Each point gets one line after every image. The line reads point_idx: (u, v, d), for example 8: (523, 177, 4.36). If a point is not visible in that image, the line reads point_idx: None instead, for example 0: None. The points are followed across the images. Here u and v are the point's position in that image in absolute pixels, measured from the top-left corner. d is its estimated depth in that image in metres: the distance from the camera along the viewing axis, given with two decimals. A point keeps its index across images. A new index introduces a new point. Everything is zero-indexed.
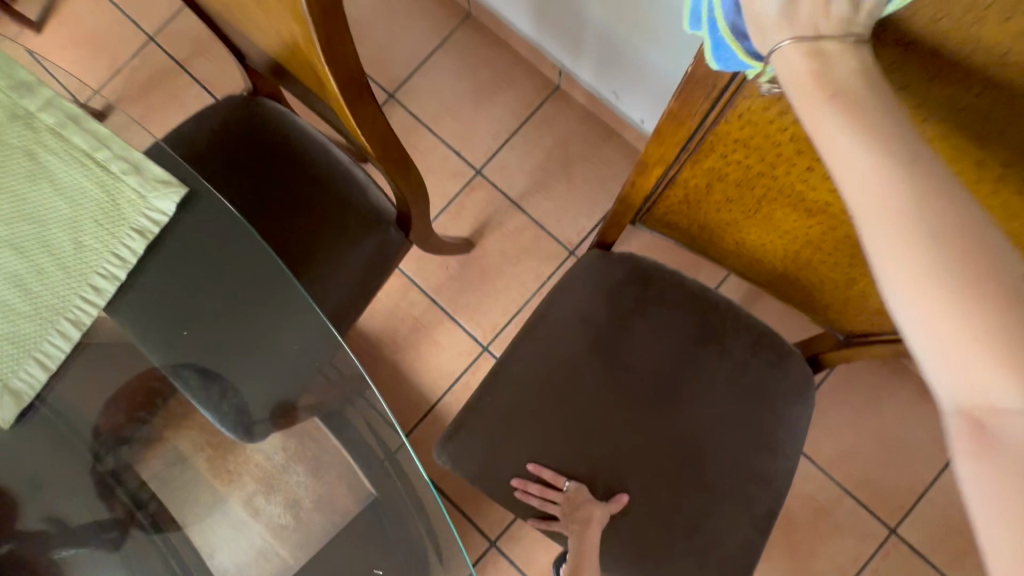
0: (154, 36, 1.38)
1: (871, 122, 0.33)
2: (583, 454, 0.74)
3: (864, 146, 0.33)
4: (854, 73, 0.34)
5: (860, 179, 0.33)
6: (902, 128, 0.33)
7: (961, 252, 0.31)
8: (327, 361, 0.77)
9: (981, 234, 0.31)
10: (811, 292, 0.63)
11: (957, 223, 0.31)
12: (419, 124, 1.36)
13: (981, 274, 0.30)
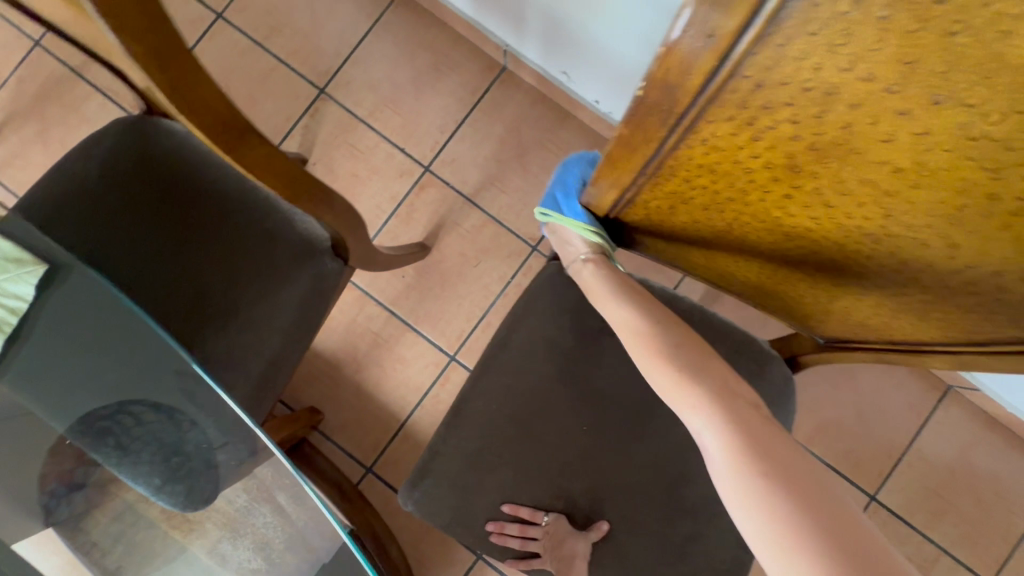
0: (38, 39, 1.20)
1: (610, 290, 0.58)
2: (558, 488, 0.68)
3: (614, 301, 0.58)
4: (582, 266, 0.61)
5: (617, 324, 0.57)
6: (615, 285, 0.59)
7: (654, 342, 0.53)
8: (249, 433, 0.68)
9: (696, 353, 0.52)
10: (791, 303, 0.57)
11: (643, 329, 0.54)
12: (356, 120, 1.24)
13: (689, 362, 0.51)
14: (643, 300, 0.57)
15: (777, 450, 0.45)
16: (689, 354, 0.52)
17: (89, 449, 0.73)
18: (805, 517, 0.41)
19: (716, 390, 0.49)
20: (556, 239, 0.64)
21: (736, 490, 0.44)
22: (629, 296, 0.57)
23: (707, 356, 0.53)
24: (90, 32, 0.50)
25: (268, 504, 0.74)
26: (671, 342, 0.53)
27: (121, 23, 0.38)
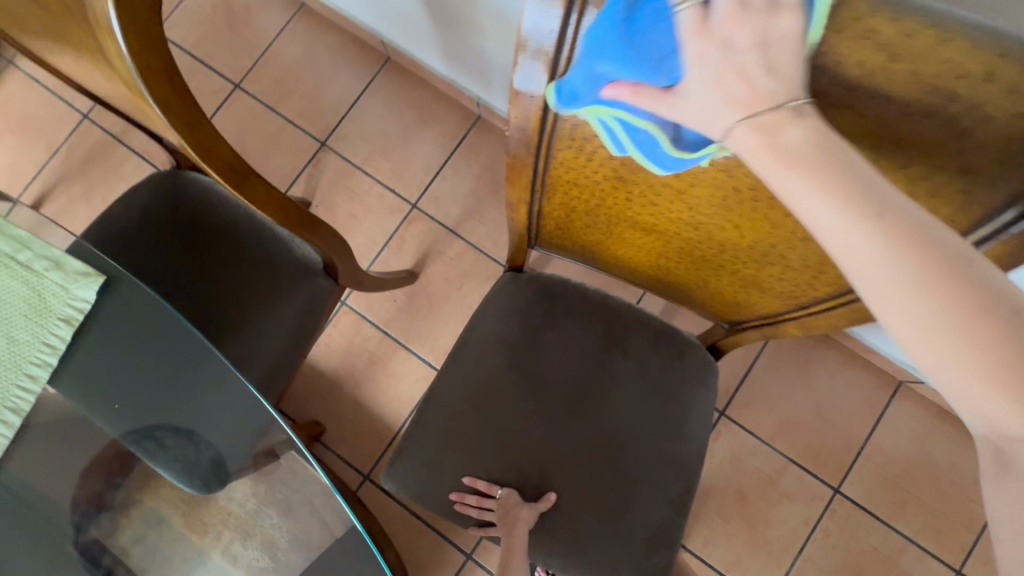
0: (88, 113, 1.43)
1: (829, 194, 0.35)
2: (511, 463, 0.80)
3: (855, 222, 0.35)
4: (805, 143, 0.35)
5: (858, 255, 0.35)
6: (907, 225, 0.34)
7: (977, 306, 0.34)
8: (265, 419, 0.81)
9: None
10: (688, 292, 0.71)
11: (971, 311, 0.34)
12: (352, 167, 1.43)
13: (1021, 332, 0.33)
14: (946, 257, 0.34)
15: None
16: None
17: (129, 444, 0.83)
18: None
19: None
20: (721, 66, 0.34)
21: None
22: (884, 215, 0.35)
23: None
24: (134, 108, 0.66)
25: (274, 509, 0.87)
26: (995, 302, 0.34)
27: (168, 108, 0.54)
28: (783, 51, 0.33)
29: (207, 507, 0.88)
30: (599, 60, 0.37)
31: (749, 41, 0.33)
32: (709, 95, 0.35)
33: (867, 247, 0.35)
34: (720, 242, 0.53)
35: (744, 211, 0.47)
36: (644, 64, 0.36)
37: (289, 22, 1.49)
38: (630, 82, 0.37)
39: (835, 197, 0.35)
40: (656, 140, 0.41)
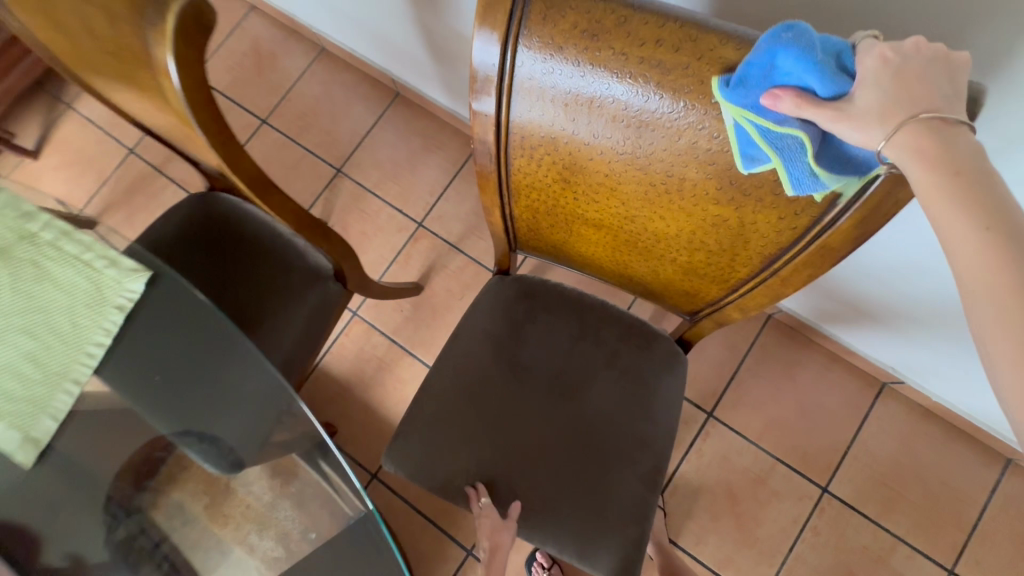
0: (134, 148, 1.61)
1: (947, 188, 0.38)
2: (496, 442, 0.90)
3: (965, 216, 0.37)
4: (953, 145, 0.38)
5: (960, 242, 0.38)
6: (1018, 226, 0.37)
7: None
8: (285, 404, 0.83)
9: None
10: (648, 286, 0.81)
11: None
12: (365, 190, 1.58)
13: None
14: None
15: None
16: None
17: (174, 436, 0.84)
18: None
19: None
20: (899, 79, 0.40)
21: None
22: (998, 218, 0.37)
23: None
24: (175, 132, 0.77)
25: (287, 501, 0.90)
26: None
27: (207, 130, 0.65)
28: (949, 76, 0.40)
29: (227, 498, 0.90)
30: (786, 53, 0.40)
31: (924, 60, 0.40)
32: (887, 93, 0.39)
33: (976, 235, 0.37)
34: (653, 232, 0.65)
35: (663, 204, 0.60)
36: (827, 67, 0.40)
37: (309, 65, 1.68)
38: (806, 83, 0.40)
39: (964, 207, 0.38)
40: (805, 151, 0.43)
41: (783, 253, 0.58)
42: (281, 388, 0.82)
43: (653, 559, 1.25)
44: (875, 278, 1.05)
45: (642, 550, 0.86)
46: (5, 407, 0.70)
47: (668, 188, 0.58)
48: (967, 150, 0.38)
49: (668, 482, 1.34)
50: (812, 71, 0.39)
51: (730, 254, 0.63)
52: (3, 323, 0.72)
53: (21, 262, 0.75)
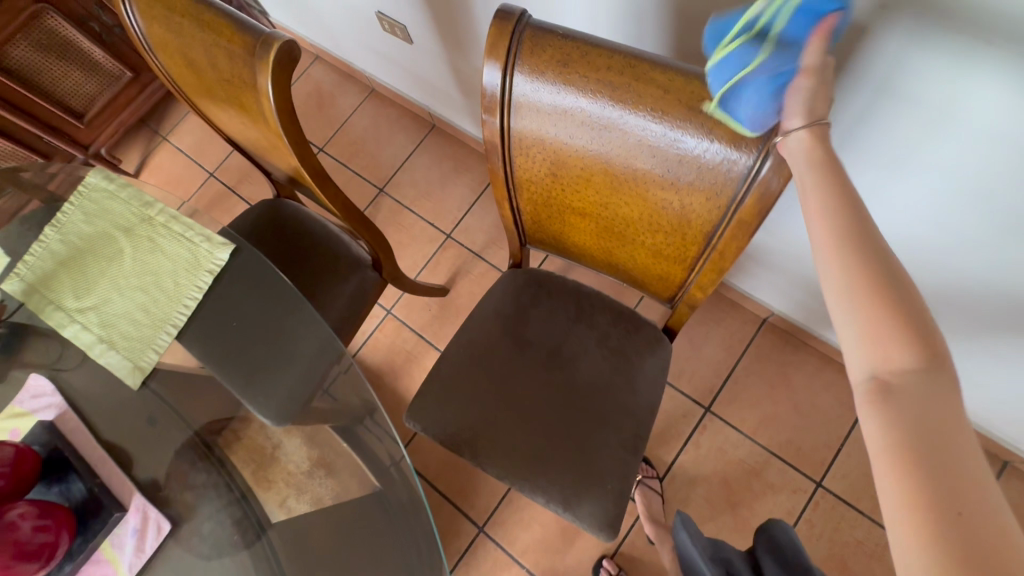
0: (213, 171, 1.92)
1: (808, 171, 0.53)
2: (498, 405, 1.03)
3: (817, 187, 0.52)
4: (824, 147, 0.53)
5: (811, 207, 0.52)
6: (843, 196, 0.51)
7: (869, 251, 0.48)
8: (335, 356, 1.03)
9: (901, 277, 0.47)
10: (633, 274, 0.94)
11: (867, 250, 0.48)
12: (403, 207, 1.81)
13: (893, 282, 0.47)
14: (879, 241, 0.49)
15: (953, 412, 0.43)
16: (900, 284, 0.47)
17: (235, 390, 0.99)
18: (920, 450, 0.42)
19: (920, 333, 0.45)
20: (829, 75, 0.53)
21: (880, 420, 0.45)
22: (835, 190, 0.51)
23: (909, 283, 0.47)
24: (259, 141, 0.99)
25: (321, 469, 1.05)
26: (883, 258, 0.48)
27: (288, 133, 0.86)
28: None
29: (268, 466, 0.99)
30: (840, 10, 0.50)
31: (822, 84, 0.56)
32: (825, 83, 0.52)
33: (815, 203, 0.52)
34: (624, 219, 0.79)
35: (627, 191, 0.75)
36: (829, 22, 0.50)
37: (361, 103, 1.97)
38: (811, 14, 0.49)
39: (817, 181, 0.52)
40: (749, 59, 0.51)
41: (717, 230, 0.71)
42: (331, 342, 1.03)
43: (651, 541, 1.34)
44: None
45: (624, 505, 0.96)
46: (124, 342, 0.92)
47: (628, 179, 0.73)
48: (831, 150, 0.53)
49: (666, 472, 1.44)
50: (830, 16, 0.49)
51: (682, 237, 0.76)
52: (125, 282, 0.95)
53: (142, 238, 0.99)
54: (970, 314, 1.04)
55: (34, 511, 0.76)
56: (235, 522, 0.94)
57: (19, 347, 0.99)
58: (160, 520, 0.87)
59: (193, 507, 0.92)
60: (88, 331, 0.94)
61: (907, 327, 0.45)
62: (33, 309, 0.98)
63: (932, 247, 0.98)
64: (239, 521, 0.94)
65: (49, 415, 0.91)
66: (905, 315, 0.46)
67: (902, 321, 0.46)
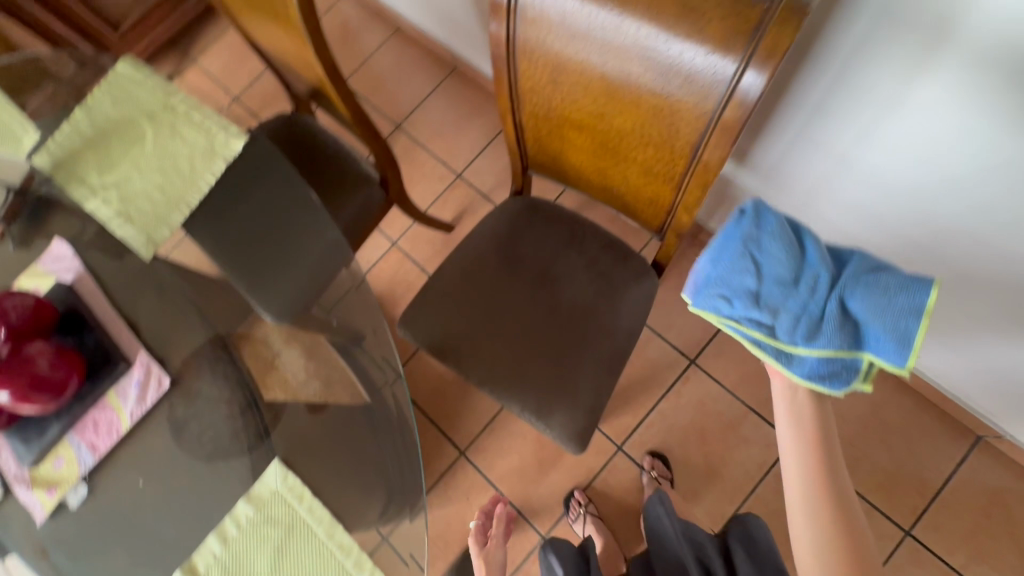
0: (237, 97, 1.97)
1: (788, 417, 0.79)
2: (484, 319, 1.07)
3: (792, 432, 0.78)
4: (801, 403, 0.79)
5: (787, 446, 0.78)
6: (813, 443, 0.76)
7: (825, 488, 0.73)
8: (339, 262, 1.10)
9: (846, 508, 0.72)
10: (626, 199, 0.97)
11: (824, 486, 0.74)
12: (416, 145, 1.84)
13: (839, 511, 0.72)
14: (835, 480, 0.74)
15: None
16: (844, 513, 0.72)
17: (239, 284, 1.03)
18: None
19: (851, 550, 0.70)
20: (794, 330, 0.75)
21: None
22: (807, 438, 0.76)
23: (853, 512, 0.73)
24: (281, 41, 1.03)
25: (316, 383, 1.03)
26: (835, 493, 0.73)
27: (308, 25, 0.90)
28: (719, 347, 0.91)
29: (269, 372, 1.02)
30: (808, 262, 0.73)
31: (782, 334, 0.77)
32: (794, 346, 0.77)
33: (791, 444, 0.77)
34: (620, 131, 0.83)
35: (622, 101, 0.78)
36: (880, 352, 0.68)
37: (386, 40, 1.99)
38: (859, 318, 0.69)
39: (793, 427, 0.78)
40: (775, 287, 0.72)
41: (702, 141, 0.75)
42: (338, 247, 1.10)
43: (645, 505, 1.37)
44: (844, 233, 1.18)
45: (595, 420, 1.01)
46: (139, 218, 0.98)
47: (625, 86, 0.76)
48: (801, 407, 0.78)
49: (645, 417, 1.47)
50: (884, 339, 0.67)
51: (672, 149, 0.79)
52: (144, 163, 1.01)
53: (164, 124, 1.04)
54: (946, 285, 1.08)
55: (50, 351, 0.83)
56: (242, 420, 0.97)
57: (44, 219, 1.06)
58: (160, 375, 0.94)
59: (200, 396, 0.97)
60: (108, 207, 1.00)
61: (844, 546, 0.70)
62: (58, 183, 1.04)
63: (907, 219, 1.04)
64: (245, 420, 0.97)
65: (67, 277, 0.98)
66: (841, 536, 0.71)
67: (841, 540, 0.71)
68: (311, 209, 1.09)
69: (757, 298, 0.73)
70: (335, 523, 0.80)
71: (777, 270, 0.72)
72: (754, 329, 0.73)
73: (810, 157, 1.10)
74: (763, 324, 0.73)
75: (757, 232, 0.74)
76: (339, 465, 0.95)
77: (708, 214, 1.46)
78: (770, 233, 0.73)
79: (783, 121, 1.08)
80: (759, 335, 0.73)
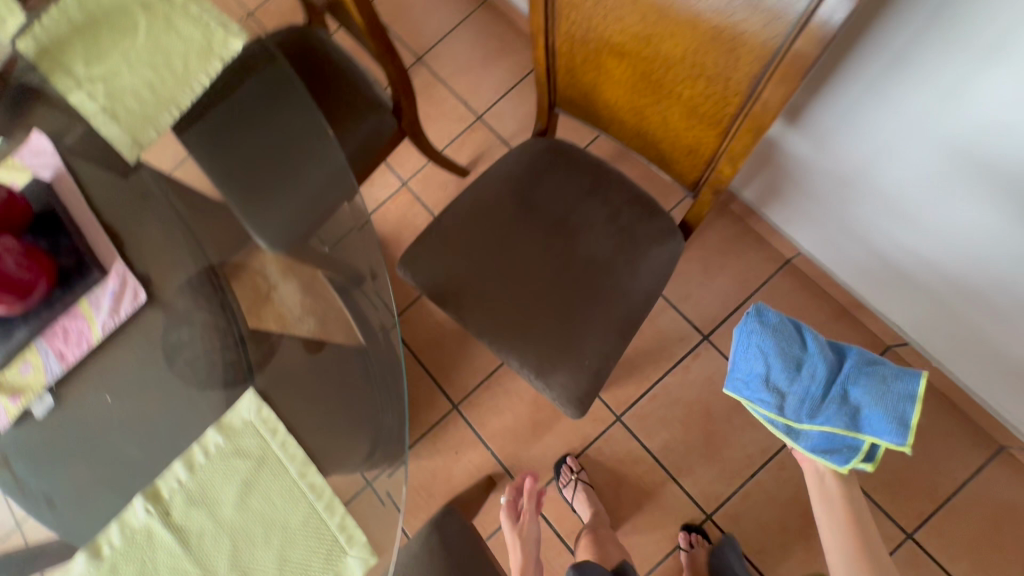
0: (251, 11, 1.84)
1: (817, 486, 1.04)
2: (491, 264, 0.99)
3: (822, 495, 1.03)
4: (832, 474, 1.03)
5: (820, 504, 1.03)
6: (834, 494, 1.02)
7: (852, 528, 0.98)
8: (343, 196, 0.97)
9: (868, 538, 0.97)
10: (660, 146, 0.87)
11: (847, 524, 0.99)
12: (437, 80, 1.72)
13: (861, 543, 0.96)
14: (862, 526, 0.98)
15: None
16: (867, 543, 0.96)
17: (235, 206, 0.97)
18: None
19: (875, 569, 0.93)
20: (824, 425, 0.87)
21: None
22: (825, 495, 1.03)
23: (874, 541, 0.96)
24: None
25: (310, 319, 0.95)
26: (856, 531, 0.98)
27: None
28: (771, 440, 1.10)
29: (261, 305, 0.95)
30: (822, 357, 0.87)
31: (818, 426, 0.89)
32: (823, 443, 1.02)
33: (822, 502, 1.03)
34: (668, 59, 0.72)
35: (675, 21, 0.67)
36: (881, 433, 0.82)
37: None
38: (861, 404, 0.84)
39: (821, 491, 1.03)
40: (782, 374, 0.86)
41: (761, 77, 0.65)
42: (342, 177, 0.98)
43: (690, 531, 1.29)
44: (896, 212, 1.06)
45: (598, 384, 0.94)
46: (126, 115, 0.90)
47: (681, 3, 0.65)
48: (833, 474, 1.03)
49: (649, 390, 1.40)
50: (882, 423, 0.82)
51: (726, 85, 0.69)
52: (133, 54, 0.91)
53: (158, 14, 0.94)
54: (997, 284, 0.99)
55: (17, 249, 0.75)
56: (226, 354, 0.91)
57: (25, 109, 0.97)
58: (137, 289, 0.87)
59: (186, 323, 0.91)
60: (93, 100, 0.91)
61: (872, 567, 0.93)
62: (42, 70, 0.95)
63: (970, 205, 0.93)
64: (229, 356, 0.91)
65: (46, 174, 0.90)
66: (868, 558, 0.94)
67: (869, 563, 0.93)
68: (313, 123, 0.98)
69: (767, 382, 0.88)
70: (308, 463, 0.75)
71: (785, 358, 0.86)
72: (768, 411, 0.88)
73: (864, 133, 1.00)
74: (774, 405, 0.88)
75: (761, 328, 0.87)
76: (315, 410, 0.88)
77: (745, 183, 1.35)
78: (784, 332, 0.87)
79: (850, 73, 0.94)
80: (771, 414, 0.88)
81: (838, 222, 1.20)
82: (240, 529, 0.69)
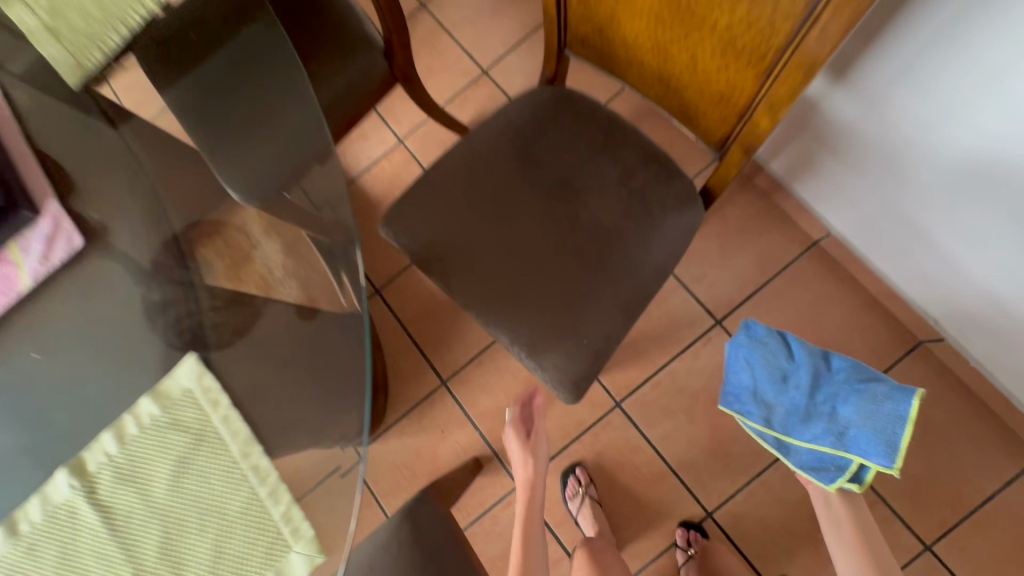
0: None
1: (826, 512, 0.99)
2: (483, 226, 0.88)
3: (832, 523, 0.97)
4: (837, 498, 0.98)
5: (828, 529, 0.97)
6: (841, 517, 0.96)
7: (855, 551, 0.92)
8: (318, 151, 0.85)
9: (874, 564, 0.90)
10: (685, 97, 0.75)
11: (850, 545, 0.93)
12: (441, 28, 1.57)
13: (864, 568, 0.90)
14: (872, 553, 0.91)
15: None
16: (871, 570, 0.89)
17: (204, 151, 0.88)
18: None
19: None
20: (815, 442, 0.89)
21: None
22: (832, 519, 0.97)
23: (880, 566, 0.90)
24: None
25: (293, 282, 0.82)
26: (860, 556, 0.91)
27: None
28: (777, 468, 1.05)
29: (239, 266, 0.81)
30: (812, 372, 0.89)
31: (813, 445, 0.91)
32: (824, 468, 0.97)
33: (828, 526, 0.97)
34: None
35: None
36: (869, 454, 0.82)
37: None
38: (849, 424, 0.84)
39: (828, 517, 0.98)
40: (770, 387, 0.92)
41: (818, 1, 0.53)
42: (318, 128, 0.85)
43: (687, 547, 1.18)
44: (947, 191, 0.93)
45: (597, 367, 0.83)
46: (68, 32, 0.77)
47: None
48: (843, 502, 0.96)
49: (653, 375, 1.29)
50: (870, 444, 0.82)
51: (773, 13, 0.57)
52: None
53: None
54: None
55: None
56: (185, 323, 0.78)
57: None
58: (72, 234, 0.77)
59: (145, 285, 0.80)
60: (29, 11, 0.77)
61: None
62: None
63: None
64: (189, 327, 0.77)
65: None
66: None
67: None
68: (288, 63, 0.86)
69: (756, 396, 0.93)
70: (253, 441, 0.66)
71: (773, 373, 0.91)
72: (757, 423, 0.92)
73: (915, 101, 0.87)
74: (762, 417, 0.92)
75: (747, 341, 0.92)
76: (277, 382, 0.74)
77: (772, 153, 1.23)
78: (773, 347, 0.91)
79: (910, 22, 0.80)
80: (760, 427, 0.92)
81: (877, 200, 1.07)
82: (171, 514, 0.60)
